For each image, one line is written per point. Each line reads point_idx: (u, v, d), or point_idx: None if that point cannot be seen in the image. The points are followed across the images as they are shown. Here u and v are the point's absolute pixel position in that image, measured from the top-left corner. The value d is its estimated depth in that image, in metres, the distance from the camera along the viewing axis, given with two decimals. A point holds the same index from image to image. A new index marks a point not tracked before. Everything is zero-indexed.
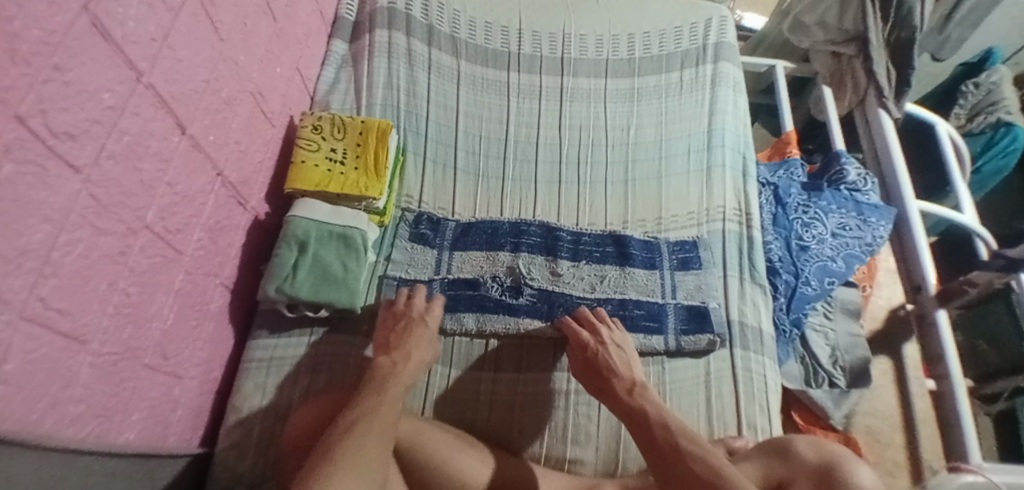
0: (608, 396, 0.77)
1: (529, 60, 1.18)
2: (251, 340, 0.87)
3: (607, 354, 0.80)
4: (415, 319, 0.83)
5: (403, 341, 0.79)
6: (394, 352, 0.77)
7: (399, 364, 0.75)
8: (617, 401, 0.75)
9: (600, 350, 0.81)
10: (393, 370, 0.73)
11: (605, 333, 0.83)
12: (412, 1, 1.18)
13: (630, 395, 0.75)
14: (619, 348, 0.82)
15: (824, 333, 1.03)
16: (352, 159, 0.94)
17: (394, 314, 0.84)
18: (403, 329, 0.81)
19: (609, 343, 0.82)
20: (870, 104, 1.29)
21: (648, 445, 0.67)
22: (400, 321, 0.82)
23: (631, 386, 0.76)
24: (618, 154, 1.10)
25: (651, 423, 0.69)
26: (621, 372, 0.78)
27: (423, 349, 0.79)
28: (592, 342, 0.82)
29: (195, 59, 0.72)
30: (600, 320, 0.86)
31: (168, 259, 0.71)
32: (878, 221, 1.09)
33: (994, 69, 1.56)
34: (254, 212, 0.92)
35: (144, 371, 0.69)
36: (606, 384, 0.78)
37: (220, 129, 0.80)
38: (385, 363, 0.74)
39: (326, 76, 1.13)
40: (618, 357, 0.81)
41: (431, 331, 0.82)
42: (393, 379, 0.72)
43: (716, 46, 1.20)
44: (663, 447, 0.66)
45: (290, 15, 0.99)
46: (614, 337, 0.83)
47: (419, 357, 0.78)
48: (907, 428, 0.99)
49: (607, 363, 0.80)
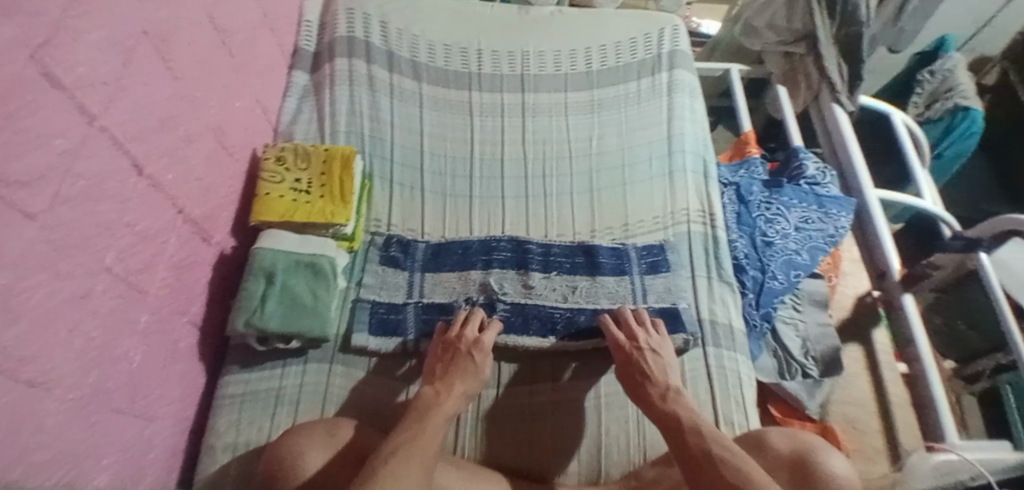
0: (644, 402, 0.78)
1: (490, 79, 1.20)
2: (223, 376, 0.86)
3: (645, 360, 0.81)
4: (461, 350, 0.82)
5: (449, 371, 0.80)
6: (439, 382, 0.78)
7: (442, 395, 0.76)
8: (652, 407, 0.76)
9: (636, 354, 0.82)
10: (436, 404, 0.74)
11: (643, 339, 0.83)
12: (371, 28, 1.20)
13: (664, 401, 0.76)
14: (656, 354, 0.82)
15: (794, 325, 1.05)
16: (318, 188, 0.95)
17: (445, 344, 0.84)
18: (451, 360, 0.81)
19: (647, 348, 0.82)
20: (825, 100, 1.34)
21: (682, 453, 0.68)
22: (449, 351, 0.83)
23: (666, 392, 0.77)
24: (582, 166, 1.12)
25: (684, 432, 0.70)
26: (655, 378, 0.79)
27: (471, 381, 0.79)
28: (628, 345, 0.83)
29: (151, 99, 0.73)
30: (640, 326, 0.86)
31: (132, 299, 0.71)
32: (839, 212, 1.11)
33: (948, 56, 1.60)
34: (219, 247, 0.92)
35: (113, 415, 0.68)
36: (642, 389, 0.79)
37: (181, 166, 0.80)
38: (428, 394, 0.76)
39: (288, 106, 1.14)
40: (656, 362, 0.81)
41: (479, 366, 0.81)
42: (436, 414, 0.72)
43: (670, 54, 1.23)
44: (694, 454, 0.67)
45: (247, 49, 1.01)
46: (651, 342, 0.83)
47: (462, 388, 0.78)
48: (882, 413, 1.00)
49: (642, 367, 0.81)
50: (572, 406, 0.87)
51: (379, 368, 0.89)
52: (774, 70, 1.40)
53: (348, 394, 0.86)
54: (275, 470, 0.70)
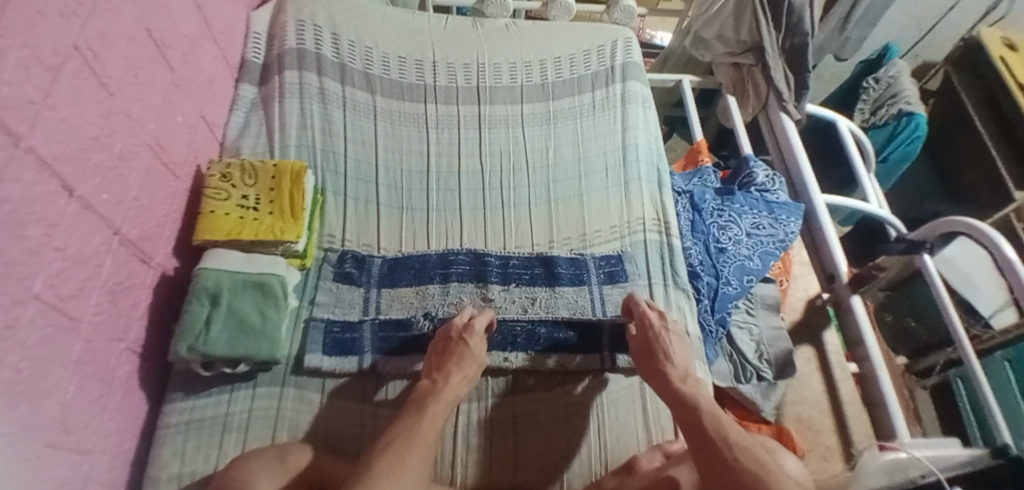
0: (659, 378, 0.79)
1: (445, 91, 1.20)
2: (166, 404, 0.82)
3: (662, 341, 0.83)
4: (455, 338, 0.83)
5: (444, 362, 0.80)
6: (436, 374, 0.79)
7: (441, 384, 0.77)
8: (668, 384, 0.77)
9: (661, 332, 0.84)
10: (434, 392, 0.75)
11: (658, 321, 0.86)
12: (322, 39, 1.18)
13: (682, 382, 0.77)
14: (671, 336, 0.84)
15: (748, 329, 1.07)
16: (267, 204, 0.92)
17: (438, 338, 0.85)
18: (445, 350, 0.82)
19: (665, 330, 0.85)
20: (773, 109, 1.37)
21: (693, 429, 0.68)
22: (443, 342, 0.83)
23: (684, 374, 0.79)
24: (539, 177, 1.13)
25: (701, 411, 0.70)
26: (677, 361, 0.81)
27: (467, 366, 0.80)
28: (656, 323, 0.86)
29: (82, 116, 0.69)
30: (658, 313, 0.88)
31: (63, 328, 0.66)
32: (788, 218, 1.14)
33: (893, 63, 1.69)
34: (160, 268, 0.88)
35: (45, 450, 0.63)
36: (659, 367, 0.80)
37: (117, 186, 0.77)
38: (427, 386, 0.77)
39: (235, 121, 1.11)
40: (673, 344, 0.83)
41: (474, 350, 0.82)
42: (438, 401, 0.74)
43: (623, 66, 1.26)
44: (710, 434, 0.67)
45: (188, 63, 0.97)
46: (674, 329, 0.86)
47: (461, 374, 0.79)
48: (836, 412, 1.04)
49: (665, 347, 0.82)
50: (531, 419, 0.87)
51: (333, 389, 0.87)
52: (723, 80, 1.46)
53: (304, 415, 0.83)
54: None
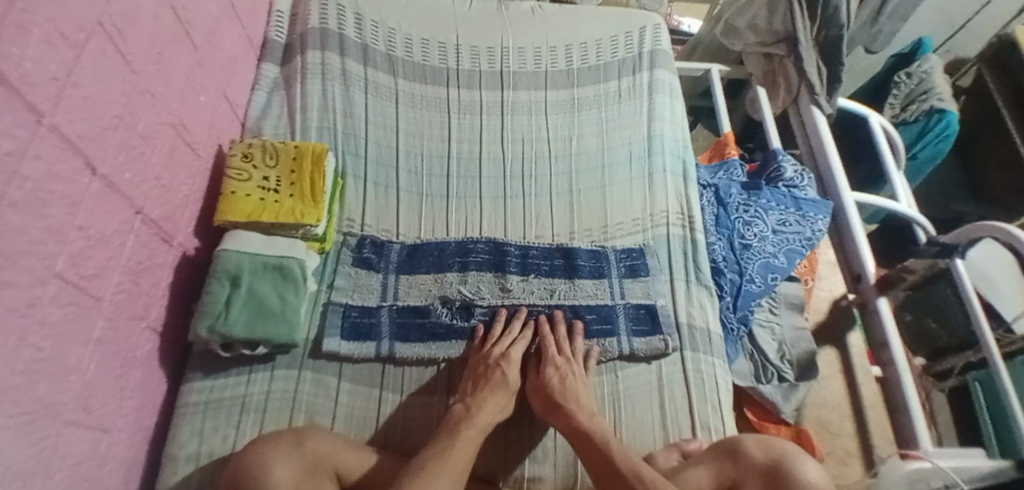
0: (562, 415, 0.78)
1: (468, 75, 1.18)
2: (185, 383, 0.83)
3: (565, 381, 0.82)
4: (492, 365, 0.83)
5: (479, 387, 0.80)
6: (470, 398, 0.79)
7: (475, 410, 0.77)
8: (570, 421, 0.77)
9: (562, 371, 0.83)
10: (467, 415, 0.76)
11: (563, 363, 0.85)
12: (345, 20, 1.16)
13: (589, 420, 0.77)
14: (574, 376, 0.83)
15: (770, 328, 1.05)
16: (287, 187, 0.91)
17: (475, 362, 0.85)
18: (482, 376, 0.82)
19: (569, 368, 0.84)
20: (803, 102, 1.33)
21: (606, 474, 0.71)
22: (480, 367, 0.84)
23: (590, 412, 0.79)
24: (561, 166, 1.11)
25: (611, 454, 0.72)
26: (581, 399, 0.80)
27: (500, 394, 0.80)
28: (557, 361, 0.85)
29: (105, 94, 0.68)
30: (558, 354, 0.86)
31: (84, 307, 0.66)
32: (816, 215, 1.11)
33: (926, 58, 1.63)
34: (181, 248, 0.88)
35: (65, 428, 0.64)
36: (562, 406, 0.79)
37: (139, 165, 0.76)
38: (460, 410, 0.77)
39: (257, 101, 1.10)
40: (578, 382, 0.83)
41: (509, 384, 0.82)
42: (470, 427, 0.74)
43: (651, 54, 1.22)
44: (624, 474, 0.69)
45: (211, 41, 0.96)
46: (574, 364, 0.85)
47: (494, 402, 0.79)
48: (856, 416, 1.02)
49: (565, 385, 0.82)
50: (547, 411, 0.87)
51: (350, 374, 0.87)
52: (753, 72, 1.40)
53: (321, 400, 0.83)
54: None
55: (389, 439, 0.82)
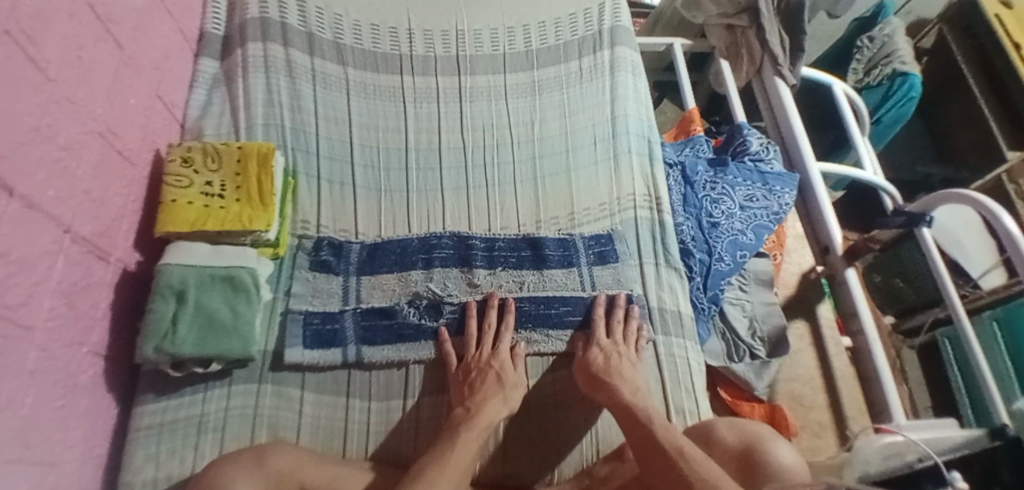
0: (606, 391, 0.76)
1: (423, 61, 1.12)
2: (136, 406, 0.78)
3: (610, 359, 0.81)
4: (486, 368, 0.80)
5: (477, 391, 0.77)
6: (469, 401, 0.76)
7: (475, 411, 0.74)
8: (615, 397, 0.75)
9: (608, 354, 0.82)
10: (467, 418, 0.73)
11: (609, 343, 0.84)
12: (287, 6, 1.09)
13: (632, 395, 0.75)
14: (620, 356, 0.82)
15: (741, 305, 1.05)
16: (233, 191, 0.86)
17: (464, 367, 0.82)
18: (475, 379, 0.79)
19: (616, 349, 0.83)
20: (767, 73, 1.30)
21: (643, 448, 0.67)
22: (474, 372, 0.80)
23: (634, 388, 0.77)
24: (524, 152, 1.07)
25: (653, 425, 0.68)
26: (624, 377, 0.78)
27: (499, 392, 0.77)
28: (603, 344, 0.83)
29: (18, 107, 0.62)
30: (607, 337, 0.85)
31: (14, 339, 0.61)
32: (782, 189, 1.09)
33: (887, 22, 1.64)
34: (121, 264, 0.82)
35: (6, 468, 0.59)
36: (607, 382, 0.77)
37: (65, 180, 0.70)
38: (460, 413, 0.74)
39: (196, 99, 1.03)
40: (622, 361, 0.81)
41: (507, 391, 0.78)
42: (472, 427, 0.71)
43: (611, 31, 1.18)
44: (663, 447, 0.65)
45: (138, 38, 0.89)
46: (621, 350, 0.83)
47: (496, 399, 0.76)
48: (828, 388, 1.03)
49: (607, 366, 0.80)
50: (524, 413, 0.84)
51: (314, 384, 0.83)
52: (716, 44, 1.37)
53: (286, 413, 0.80)
54: None
55: (366, 446, 0.79)
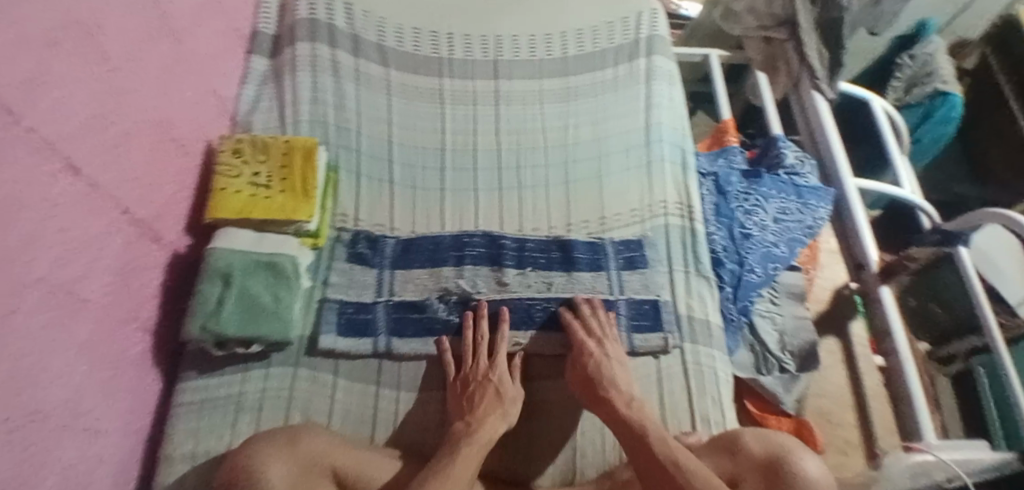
0: (601, 403, 0.76)
1: (462, 65, 1.15)
2: (179, 383, 0.82)
3: (601, 366, 0.80)
4: (483, 383, 0.80)
5: (476, 406, 0.77)
6: (469, 416, 0.76)
7: (475, 426, 0.74)
8: (611, 409, 0.75)
9: (600, 359, 0.81)
10: (468, 433, 0.73)
11: (597, 347, 0.83)
12: (334, 9, 1.14)
13: (626, 407, 0.75)
14: (610, 361, 0.81)
15: (771, 319, 1.03)
16: (278, 182, 0.90)
17: (463, 379, 0.82)
18: (474, 393, 0.79)
19: (605, 354, 0.82)
20: (805, 87, 1.31)
21: (645, 464, 0.67)
22: (473, 385, 0.80)
23: (626, 397, 0.76)
24: (557, 156, 1.09)
25: (649, 442, 0.69)
26: (618, 385, 0.78)
27: (499, 407, 0.77)
28: (594, 350, 0.82)
29: (82, 93, 0.66)
30: (595, 335, 0.85)
31: (70, 311, 0.65)
32: (818, 204, 1.09)
33: (929, 40, 1.59)
34: (172, 247, 0.87)
35: (57, 433, 0.63)
36: (601, 392, 0.77)
37: (123, 164, 0.75)
38: (460, 429, 0.74)
39: (246, 94, 1.08)
40: (613, 366, 0.81)
41: (505, 405, 0.78)
42: (473, 442, 0.71)
43: (648, 40, 1.19)
44: (663, 463, 0.66)
45: (196, 35, 0.94)
46: (612, 354, 0.82)
47: (494, 415, 0.76)
48: (859, 407, 1.01)
49: (605, 373, 0.79)
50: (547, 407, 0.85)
51: (346, 372, 0.86)
52: (753, 56, 1.36)
53: (315, 400, 0.82)
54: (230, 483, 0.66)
55: (392, 434, 0.82)
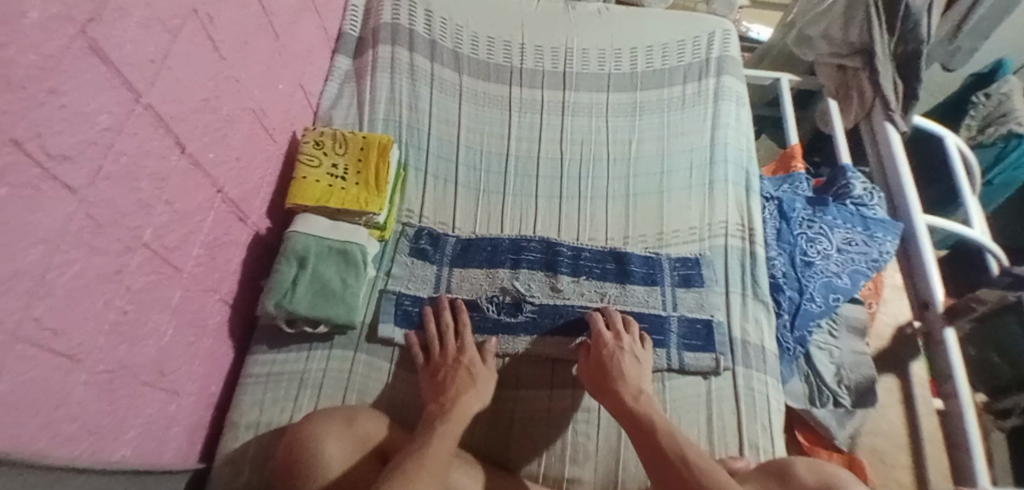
0: (611, 395, 0.78)
1: (531, 74, 1.18)
2: (251, 354, 0.87)
3: (615, 358, 0.81)
4: (453, 365, 0.82)
5: (449, 388, 0.79)
6: (443, 398, 0.77)
7: (449, 406, 0.75)
8: (621, 402, 0.76)
9: (614, 351, 0.82)
10: (442, 413, 0.74)
11: (611, 339, 0.84)
12: (415, 16, 1.19)
13: (635, 400, 0.76)
14: (625, 354, 0.82)
15: (828, 351, 1.01)
16: (354, 175, 0.95)
17: (434, 366, 0.84)
18: (446, 376, 0.81)
19: (619, 346, 0.83)
20: (877, 118, 1.27)
21: (653, 459, 0.68)
22: (443, 370, 0.82)
23: (636, 391, 0.78)
24: (619, 169, 1.10)
25: (659, 436, 0.70)
26: (629, 378, 0.79)
27: (471, 386, 0.79)
28: (610, 341, 0.83)
29: (195, 78, 0.72)
30: (608, 329, 0.86)
31: (164, 277, 0.71)
32: (884, 236, 1.06)
33: (1005, 79, 1.50)
34: (254, 227, 0.93)
35: (141, 388, 0.68)
36: (612, 384, 0.79)
37: (221, 146, 0.80)
38: (434, 409, 0.75)
39: (329, 91, 1.14)
40: (627, 360, 0.82)
41: (475, 383, 0.80)
42: (450, 419, 0.72)
43: (718, 60, 1.19)
44: (670, 456, 0.67)
45: (292, 32, 1.01)
46: (630, 348, 0.84)
47: (468, 396, 0.77)
48: (913, 449, 0.97)
49: (618, 365, 0.80)
50: (590, 414, 0.85)
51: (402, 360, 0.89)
52: (825, 83, 1.35)
53: (368, 382, 0.86)
54: (291, 458, 0.70)
55: None
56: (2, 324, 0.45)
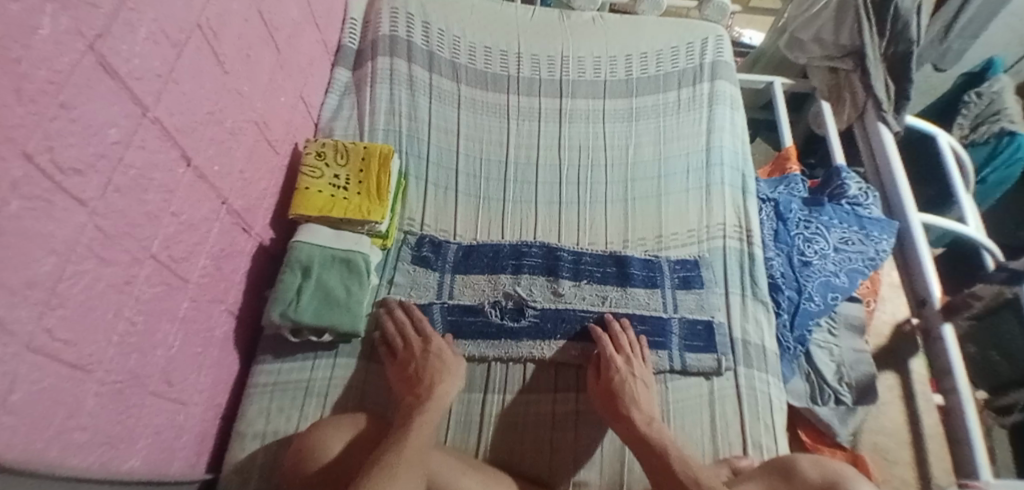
0: (625, 422, 0.78)
1: (528, 82, 1.20)
2: (256, 365, 0.88)
3: (628, 386, 0.81)
4: (423, 357, 0.83)
5: (423, 378, 0.81)
6: (420, 389, 0.79)
7: (424, 396, 0.77)
8: (634, 432, 0.77)
9: (627, 380, 0.82)
10: (418, 404, 0.76)
11: (623, 364, 0.84)
12: (413, 27, 1.21)
13: (648, 427, 0.77)
14: (637, 379, 0.82)
15: (829, 349, 1.02)
16: (355, 185, 0.96)
17: (403, 363, 0.84)
18: (417, 369, 0.82)
19: (632, 374, 0.83)
20: (870, 118, 1.29)
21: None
22: (411, 366, 0.83)
23: (649, 418, 0.78)
24: (617, 173, 1.11)
25: (674, 466, 0.71)
26: (641, 406, 0.80)
27: (446, 376, 0.81)
28: (622, 368, 0.83)
29: (200, 90, 0.73)
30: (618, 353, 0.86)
31: (172, 287, 0.71)
32: (880, 235, 1.08)
33: (996, 78, 1.52)
34: (258, 238, 0.94)
35: (149, 398, 0.68)
36: (624, 412, 0.79)
37: (226, 158, 0.82)
38: (411, 401, 0.77)
39: (329, 103, 1.16)
40: (638, 386, 0.82)
41: (447, 367, 0.83)
42: (428, 408, 0.75)
43: (712, 65, 1.22)
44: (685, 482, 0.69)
45: (293, 45, 1.02)
46: (638, 372, 0.84)
47: (442, 386, 0.80)
48: (915, 445, 0.98)
49: (631, 393, 0.80)
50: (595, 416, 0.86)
51: None
52: (818, 85, 1.37)
53: (372, 390, 0.86)
54: (300, 466, 0.71)
55: (449, 436, 0.84)
56: (15, 334, 0.45)
